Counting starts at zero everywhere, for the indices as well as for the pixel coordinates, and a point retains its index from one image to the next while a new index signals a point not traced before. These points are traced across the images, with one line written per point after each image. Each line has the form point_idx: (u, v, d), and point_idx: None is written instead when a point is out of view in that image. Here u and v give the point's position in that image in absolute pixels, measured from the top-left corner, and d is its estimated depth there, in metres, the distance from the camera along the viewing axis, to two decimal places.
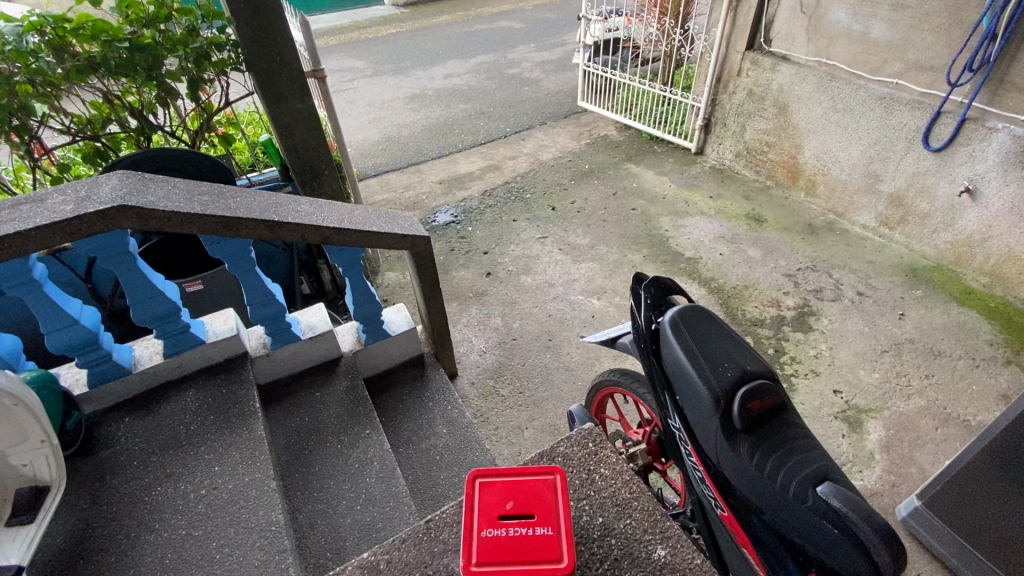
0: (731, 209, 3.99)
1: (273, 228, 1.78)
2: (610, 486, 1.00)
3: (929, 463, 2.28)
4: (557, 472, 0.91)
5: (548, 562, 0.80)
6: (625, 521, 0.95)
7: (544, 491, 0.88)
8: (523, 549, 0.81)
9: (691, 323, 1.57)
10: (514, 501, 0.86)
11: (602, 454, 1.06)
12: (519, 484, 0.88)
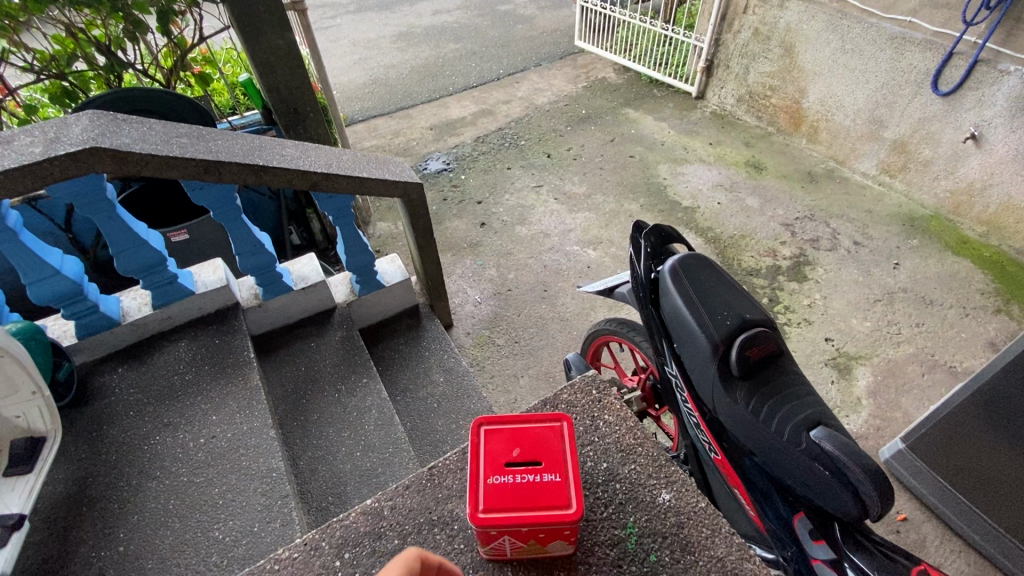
0: (730, 157, 3.89)
1: (258, 173, 1.69)
2: (614, 432, 1.07)
3: (913, 407, 2.35)
4: (563, 421, 0.92)
5: (557, 508, 0.80)
6: (630, 466, 1.02)
7: (551, 439, 0.89)
8: (530, 496, 0.81)
9: (692, 271, 1.54)
10: (519, 449, 0.87)
11: (606, 401, 1.13)
12: (526, 434, 0.89)
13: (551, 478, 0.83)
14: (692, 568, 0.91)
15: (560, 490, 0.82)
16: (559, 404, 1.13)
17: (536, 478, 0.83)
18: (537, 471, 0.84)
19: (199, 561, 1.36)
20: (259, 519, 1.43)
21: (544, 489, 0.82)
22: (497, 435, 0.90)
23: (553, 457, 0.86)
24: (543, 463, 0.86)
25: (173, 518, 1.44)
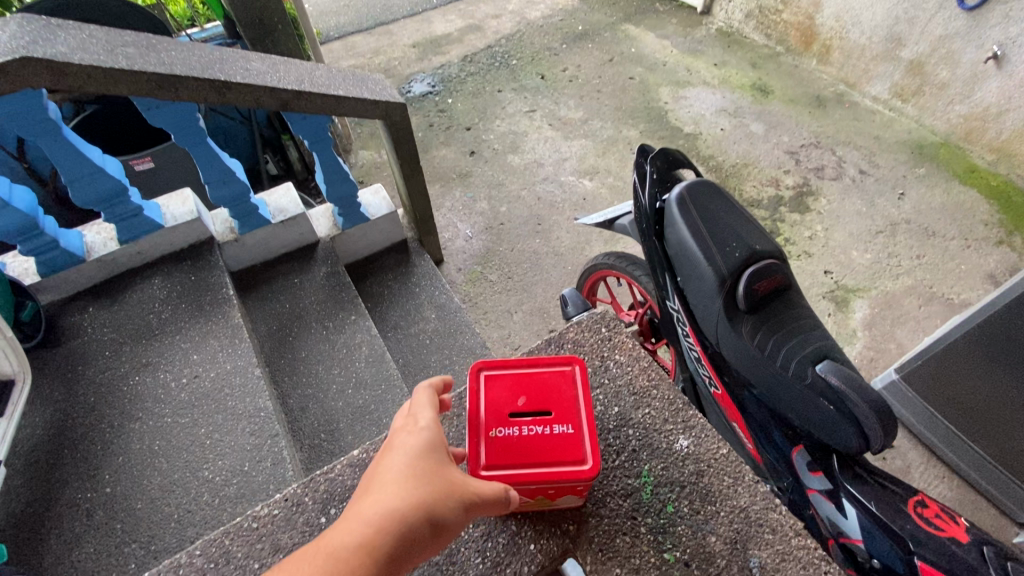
0: (736, 79, 3.65)
1: (220, 90, 1.50)
2: (628, 377, 1.20)
3: (907, 339, 2.35)
4: (572, 374, 1.01)
5: (572, 463, 0.89)
6: (643, 411, 1.15)
7: (560, 394, 0.97)
8: (544, 451, 0.90)
9: (700, 200, 1.43)
10: (533, 399, 0.96)
11: (615, 340, 1.26)
12: (539, 383, 0.99)
13: (566, 430, 0.92)
14: (714, 517, 1.01)
15: (575, 442, 0.91)
16: (566, 344, 1.27)
17: (552, 429, 0.92)
18: (554, 421, 0.93)
19: (189, 501, 1.33)
20: (249, 459, 1.40)
21: (560, 440, 0.91)
22: (509, 383, 0.99)
23: (568, 407, 0.95)
24: (557, 413, 0.95)
25: (160, 459, 1.40)
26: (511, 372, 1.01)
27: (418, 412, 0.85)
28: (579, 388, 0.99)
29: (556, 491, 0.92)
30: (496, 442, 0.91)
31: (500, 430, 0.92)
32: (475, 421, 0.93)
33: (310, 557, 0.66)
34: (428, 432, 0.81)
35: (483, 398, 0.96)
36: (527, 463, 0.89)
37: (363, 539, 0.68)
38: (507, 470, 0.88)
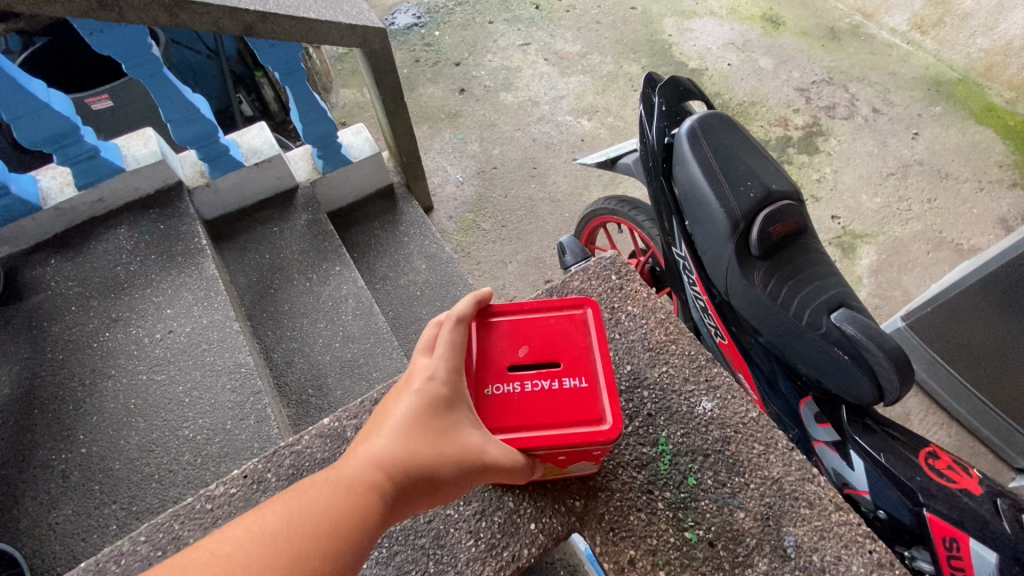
0: (746, 8, 3.39)
1: (171, 11, 1.32)
2: (642, 333, 1.13)
3: (913, 286, 2.28)
4: (583, 318, 0.89)
5: (588, 424, 0.78)
6: (660, 369, 1.09)
7: (572, 343, 0.86)
8: (555, 412, 0.79)
9: (713, 135, 1.30)
10: (541, 351, 0.85)
11: (628, 291, 1.19)
12: (547, 331, 0.88)
13: (581, 384, 0.82)
14: (741, 491, 0.96)
15: (592, 399, 0.80)
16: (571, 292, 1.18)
17: (564, 384, 0.82)
18: (566, 375, 0.83)
19: (170, 461, 1.28)
20: (231, 417, 1.33)
21: (574, 397, 0.80)
22: (511, 332, 0.88)
23: (580, 358, 0.85)
24: (569, 366, 0.84)
25: (137, 418, 1.33)
26: (513, 320, 0.89)
27: (445, 347, 0.79)
28: (593, 335, 0.87)
29: (575, 454, 0.82)
30: (501, 401, 0.81)
31: (505, 387, 0.82)
32: (476, 377, 0.83)
33: (323, 488, 0.64)
34: (449, 379, 0.76)
35: (484, 351, 0.86)
36: (538, 424, 0.79)
37: (375, 478, 0.66)
38: (516, 433, 0.78)
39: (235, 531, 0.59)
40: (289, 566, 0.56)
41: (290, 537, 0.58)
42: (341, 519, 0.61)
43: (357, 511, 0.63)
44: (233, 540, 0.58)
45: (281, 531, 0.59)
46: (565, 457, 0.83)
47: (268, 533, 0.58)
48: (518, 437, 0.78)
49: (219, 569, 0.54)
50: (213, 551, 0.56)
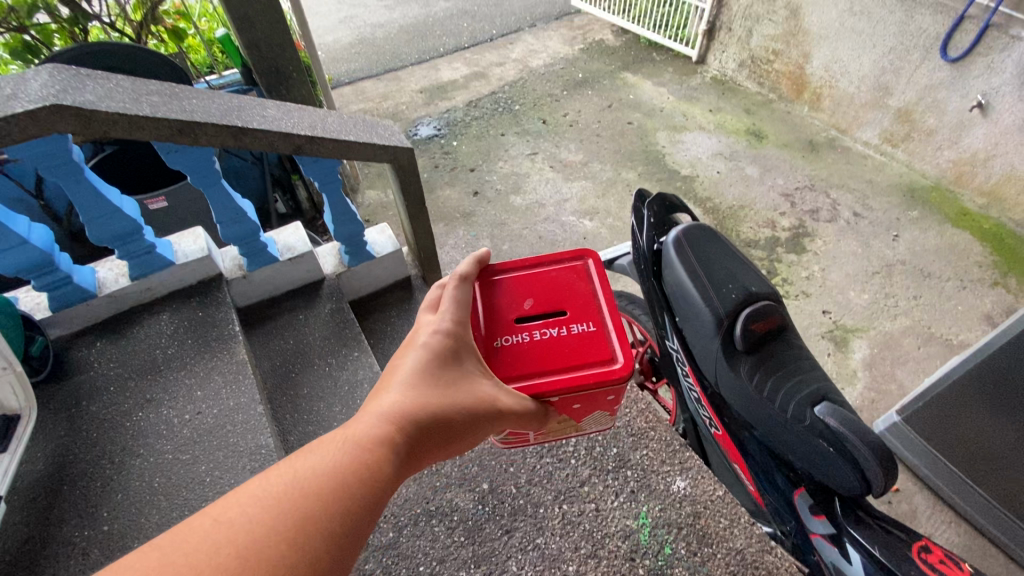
0: (731, 124, 3.79)
1: (236, 135, 1.57)
2: None
3: (908, 380, 2.35)
4: (580, 275, 1.10)
5: (601, 358, 0.98)
6: None
7: (575, 295, 1.07)
8: (570, 352, 0.99)
9: (696, 242, 1.48)
10: (546, 305, 1.06)
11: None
12: (551, 286, 1.09)
13: (588, 328, 1.02)
14: None
15: (601, 343, 1.00)
16: None
17: (573, 329, 1.02)
18: (574, 323, 1.03)
19: None
20: None
21: (584, 338, 1.01)
22: (517, 290, 1.07)
23: (582, 308, 1.05)
24: (575, 315, 1.04)
25: (159, 497, 1.39)
26: (520, 279, 1.10)
27: (454, 302, 0.93)
28: (593, 287, 1.08)
29: (590, 395, 1.00)
30: (515, 348, 0.99)
31: (520, 337, 1.01)
32: (489, 331, 1.01)
33: (334, 444, 0.68)
34: (451, 337, 0.87)
35: (496, 308, 1.05)
36: (557, 367, 0.97)
37: (386, 430, 0.72)
38: (537, 374, 0.96)
39: (240, 497, 0.59)
40: (303, 522, 0.58)
41: (302, 495, 0.60)
42: (355, 472, 0.65)
43: (371, 462, 0.67)
44: (236, 508, 0.57)
45: (290, 492, 0.60)
46: (580, 402, 1.01)
47: (275, 494, 0.59)
48: (535, 378, 0.95)
49: (223, 536, 0.54)
50: (214, 522, 0.55)
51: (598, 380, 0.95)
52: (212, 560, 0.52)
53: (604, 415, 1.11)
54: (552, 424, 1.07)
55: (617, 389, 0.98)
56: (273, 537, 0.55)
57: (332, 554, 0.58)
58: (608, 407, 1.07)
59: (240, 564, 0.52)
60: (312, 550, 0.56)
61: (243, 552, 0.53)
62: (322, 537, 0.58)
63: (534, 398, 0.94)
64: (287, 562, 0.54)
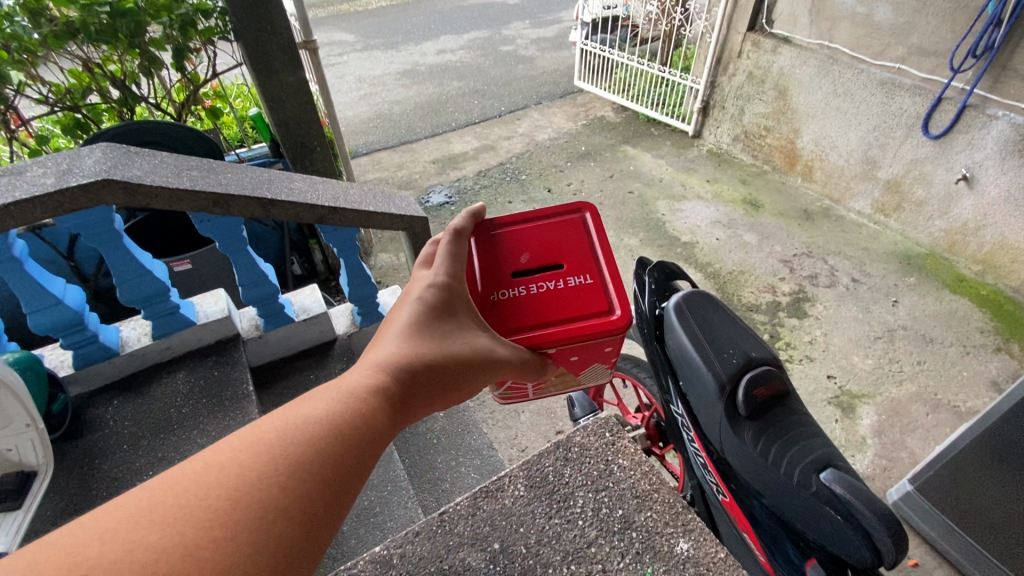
0: (728, 193, 3.98)
1: (266, 206, 1.68)
2: (630, 477, 1.23)
3: (919, 448, 2.33)
4: (577, 225, 1.05)
5: (602, 311, 0.95)
6: (646, 512, 1.18)
7: (572, 247, 1.03)
8: (570, 307, 0.96)
9: (696, 308, 1.55)
10: (542, 257, 1.02)
11: (619, 445, 1.29)
12: (548, 237, 1.04)
13: (586, 281, 0.99)
14: None
15: (600, 295, 0.97)
16: (574, 447, 1.30)
17: (572, 282, 0.99)
18: (572, 276, 1.00)
19: None
20: None
21: (582, 290, 0.98)
22: (513, 240, 1.02)
23: (580, 260, 1.02)
24: (572, 267, 1.01)
25: None
26: (516, 232, 1.04)
27: (448, 257, 0.91)
28: (592, 237, 1.04)
29: (588, 348, 0.97)
30: (513, 301, 0.96)
31: (517, 290, 0.98)
32: (485, 284, 0.98)
33: (327, 395, 0.69)
34: (446, 292, 0.86)
35: (491, 259, 1.00)
36: (556, 318, 0.95)
37: (378, 381, 0.72)
38: (534, 325, 0.94)
39: (232, 444, 0.60)
40: (289, 470, 0.59)
41: (290, 444, 0.61)
42: (344, 422, 0.65)
43: (361, 412, 0.67)
44: (228, 454, 0.58)
45: (278, 441, 0.61)
46: (580, 356, 0.99)
47: (264, 442, 0.60)
48: (533, 330, 0.93)
49: (212, 481, 0.56)
50: (207, 467, 0.57)
51: (599, 332, 0.93)
52: (201, 505, 0.53)
53: (604, 372, 1.07)
54: (552, 381, 1.02)
55: (616, 341, 0.97)
56: (259, 484, 0.56)
57: (319, 505, 0.59)
58: (609, 362, 1.04)
59: (227, 511, 0.54)
60: (296, 496, 0.57)
61: (232, 498, 0.55)
62: (309, 485, 0.59)
63: (531, 349, 0.92)
64: (274, 508, 0.56)
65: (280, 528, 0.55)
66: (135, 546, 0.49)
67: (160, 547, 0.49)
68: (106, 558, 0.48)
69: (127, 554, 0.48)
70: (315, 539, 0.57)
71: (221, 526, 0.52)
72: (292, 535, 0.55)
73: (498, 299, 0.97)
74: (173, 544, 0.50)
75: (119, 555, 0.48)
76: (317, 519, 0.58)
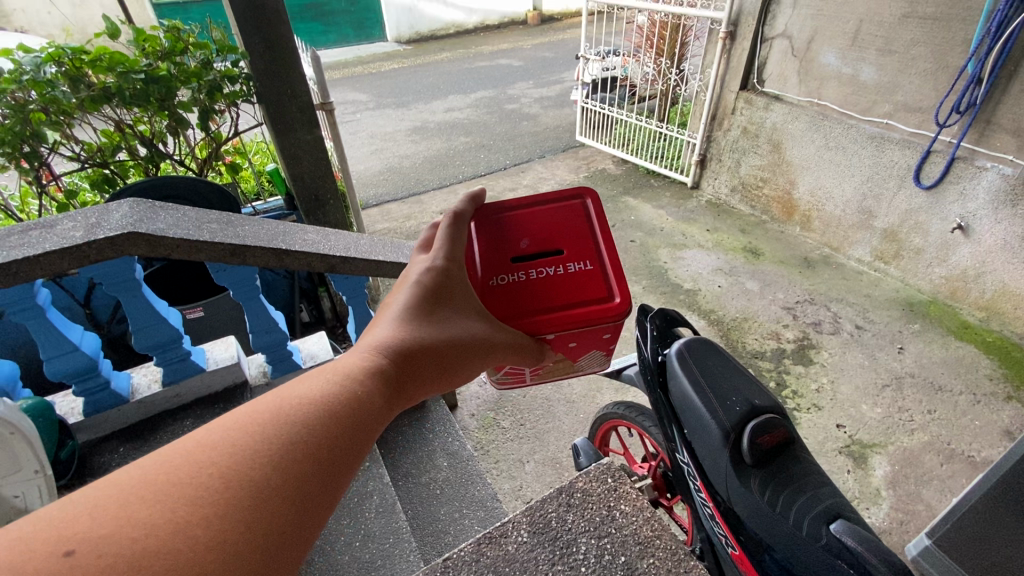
0: (728, 242, 4.06)
1: (280, 255, 1.72)
2: (631, 523, 1.22)
3: (935, 500, 2.26)
4: (576, 211, 1.12)
5: (602, 296, 1.03)
6: (648, 558, 1.16)
7: (572, 234, 1.09)
8: (572, 292, 1.04)
9: (697, 355, 1.58)
10: (541, 243, 1.08)
11: (621, 491, 1.29)
12: (549, 223, 1.10)
13: (585, 266, 1.06)
14: None
15: (598, 282, 1.05)
16: (576, 493, 1.29)
17: (571, 268, 1.06)
18: (571, 262, 1.07)
19: None
20: None
21: (582, 275, 1.05)
22: (514, 225, 1.08)
23: (579, 247, 1.09)
24: (572, 253, 1.08)
25: None
26: (518, 218, 1.10)
27: (446, 243, 0.94)
28: (591, 225, 1.10)
29: (587, 334, 1.05)
30: (513, 284, 1.03)
31: (516, 274, 1.04)
32: (485, 269, 1.04)
33: (322, 376, 0.68)
34: (442, 277, 0.89)
35: (492, 243, 1.06)
36: (556, 302, 1.03)
37: (375, 362, 0.72)
38: (536, 309, 1.01)
39: (223, 423, 0.58)
40: (283, 449, 0.57)
41: (286, 423, 0.59)
42: (340, 402, 0.64)
43: (357, 392, 0.67)
44: (221, 433, 0.56)
45: (274, 421, 0.59)
46: (577, 341, 1.06)
47: (257, 421, 0.59)
48: (533, 314, 1.00)
49: (204, 459, 0.53)
50: (200, 444, 0.55)
51: (597, 317, 1.01)
52: (194, 482, 0.51)
53: (602, 357, 1.15)
54: (550, 365, 1.08)
55: (613, 327, 1.04)
56: (253, 464, 0.55)
57: (316, 486, 0.57)
58: (605, 348, 1.11)
59: (221, 489, 0.52)
60: (291, 474, 0.55)
61: (224, 476, 0.53)
62: (305, 465, 0.57)
63: (529, 333, 1.00)
64: (270, 488, 0.54)
65: (276, 508, 0.53)
66: (124, 522, 0.47)
67: (150, 524, 0.47)
68: (95, 533, 0.45)
69: (117, 530, 0.46)
70: (312, 522, 0.55)
71: (214, 504, 0.50)
72: (288, 516, 0.54)
73: (499, 283, 1.03)
74: (164, 521, 0.48)
75: (108, 530, 0.46)
76: (313, 500, 0.56)
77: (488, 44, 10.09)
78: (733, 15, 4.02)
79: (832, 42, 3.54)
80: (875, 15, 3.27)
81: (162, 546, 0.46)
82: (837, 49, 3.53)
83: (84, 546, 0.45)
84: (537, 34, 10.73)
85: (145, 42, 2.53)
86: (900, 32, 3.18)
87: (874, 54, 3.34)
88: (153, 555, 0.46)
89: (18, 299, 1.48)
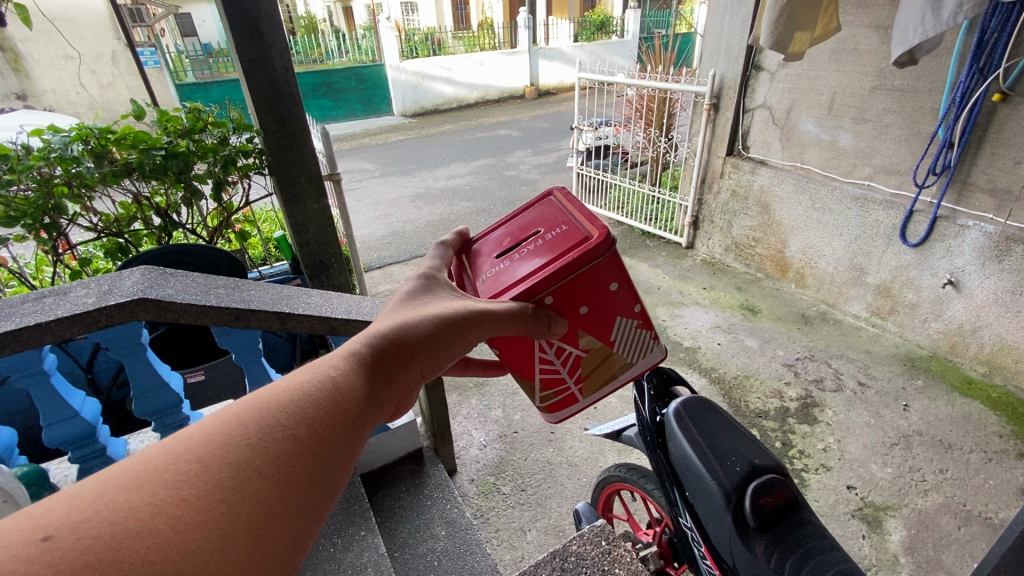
0: (725, 299, 4.13)
1: (283, 318, 1.73)
2: None
3: (956, 566, 2.16)
4: (546, 203, 1.27)
5: (580, 235, 1.06)
6: None
7: (547, 218, 1.21)
8: (554, 245, 1.08)
9: (695, 413, 1.59)
10: (519, 236, 1.20)
11: (615, 554, 1.26)
12: (525, 223, 1.24)
13: (561, 227, 1.13)
14: None
15: (579, 232, 1.08)
16: (570, 557, 1.26)
17: (550, 235, 1.13)
18: (549, 232, 1.14)
19: None
20: None
21: (561, 233, 1.11)
22: (497, 238, 1.24)
23: (554, 222, 1.18)
24: (549, 227, 1.17)
25: None
26: (499, 234, 1.26)
27: (426, 264, 1.10)
28: (562, 205, 1.22)
29: (587, 287, 1.03)
30: (501, 269, 1.10)
31: (502, 262, 1.13)
32: (475, 274, 1.15)
33: (303, 369, 0.72)
34: (421, 286, 1.01)
35: (481, 256, 1.20)
36: (543, 262, 1.04)
37: (352, 350, 0.78)
38: (525, 273, 1.04)
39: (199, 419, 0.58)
40: (261, 431, 0.57)
41: (264, 408, 0.60)
42: (316, 384, 0.68)
43: (334, 376, 0.71)
44: (196, 422, 0.56)
45: (250, 408, 0.60)
46: (588, 305, 1.05)
47: (238, 408, 0.59)
48: (521, 278, 1.03)
49: (182, 446, 0.53)
50: (174, 436, 0.54)
51: (582, 253, 0.99)
52: (170, 469, 0.50)
53: (641, 329, 1.13)
54: (583, 361, 1.12)
55: (606, 261, 1.01)
56: (233, 445, 0.55)
57: (299, 466, 0.57)
58: (626, 306, 1.08)
59: (199, 473, 0.51)
60: (267, 452, 0.56)
61: (204, 462, 0.52)
62: (284, 446, 0.57)
63: (526, 299, 0.99)
64: (249, 469, 0.54)
65: (258, 488, 0.53)
66: (102, 507, 0.46)
67: (128, 507, 0.46)
68: (73, 520, 0.45)
69: (95, 515, 0.45)
70: (299, 503, 0.56)
71: (192, 486, 0.50)
72: (272, 495, 0.54)
73: (489, 274, 1.11)
74: (143, 504, 0.47)
75: (87, 516, 0.45)
76: (299, 480, 0.57)
77: (487, 116, 10.76)
78: (715, 89, 4.32)
79: (810, 112, 3.78)
80: (846, 88, 3.51)
81: (142, 526, 0.45)
82: (814, 118, 3.76)
83: (64, 531, 0.44)
84: (534, 106, 11.43)
85: (167, 122, 2.73)
86: (872, 102, 3.40)
87: (849, 122, 3.55)
88: (134, 535, 0.45)
89: (26, 366, 1.51)
